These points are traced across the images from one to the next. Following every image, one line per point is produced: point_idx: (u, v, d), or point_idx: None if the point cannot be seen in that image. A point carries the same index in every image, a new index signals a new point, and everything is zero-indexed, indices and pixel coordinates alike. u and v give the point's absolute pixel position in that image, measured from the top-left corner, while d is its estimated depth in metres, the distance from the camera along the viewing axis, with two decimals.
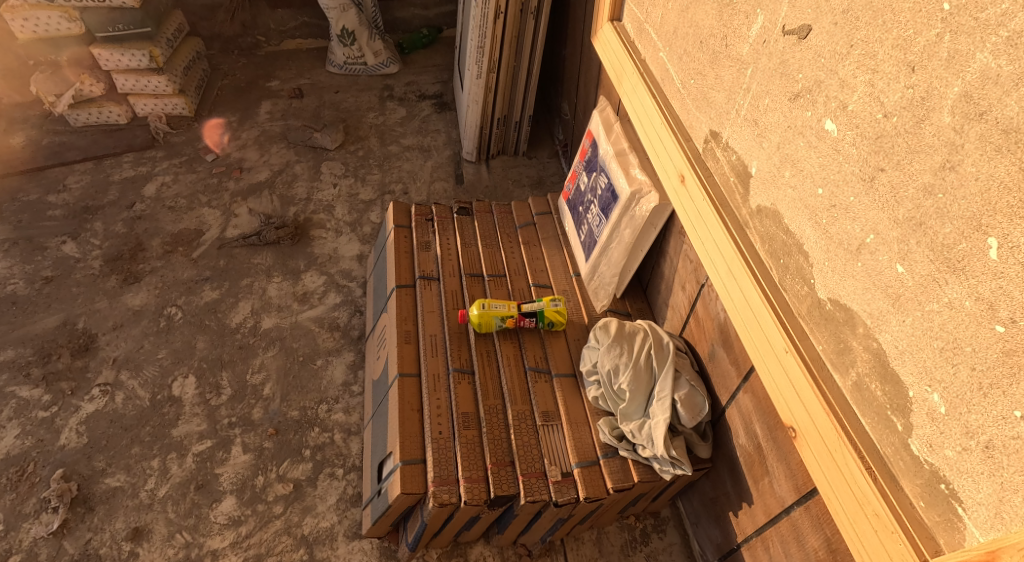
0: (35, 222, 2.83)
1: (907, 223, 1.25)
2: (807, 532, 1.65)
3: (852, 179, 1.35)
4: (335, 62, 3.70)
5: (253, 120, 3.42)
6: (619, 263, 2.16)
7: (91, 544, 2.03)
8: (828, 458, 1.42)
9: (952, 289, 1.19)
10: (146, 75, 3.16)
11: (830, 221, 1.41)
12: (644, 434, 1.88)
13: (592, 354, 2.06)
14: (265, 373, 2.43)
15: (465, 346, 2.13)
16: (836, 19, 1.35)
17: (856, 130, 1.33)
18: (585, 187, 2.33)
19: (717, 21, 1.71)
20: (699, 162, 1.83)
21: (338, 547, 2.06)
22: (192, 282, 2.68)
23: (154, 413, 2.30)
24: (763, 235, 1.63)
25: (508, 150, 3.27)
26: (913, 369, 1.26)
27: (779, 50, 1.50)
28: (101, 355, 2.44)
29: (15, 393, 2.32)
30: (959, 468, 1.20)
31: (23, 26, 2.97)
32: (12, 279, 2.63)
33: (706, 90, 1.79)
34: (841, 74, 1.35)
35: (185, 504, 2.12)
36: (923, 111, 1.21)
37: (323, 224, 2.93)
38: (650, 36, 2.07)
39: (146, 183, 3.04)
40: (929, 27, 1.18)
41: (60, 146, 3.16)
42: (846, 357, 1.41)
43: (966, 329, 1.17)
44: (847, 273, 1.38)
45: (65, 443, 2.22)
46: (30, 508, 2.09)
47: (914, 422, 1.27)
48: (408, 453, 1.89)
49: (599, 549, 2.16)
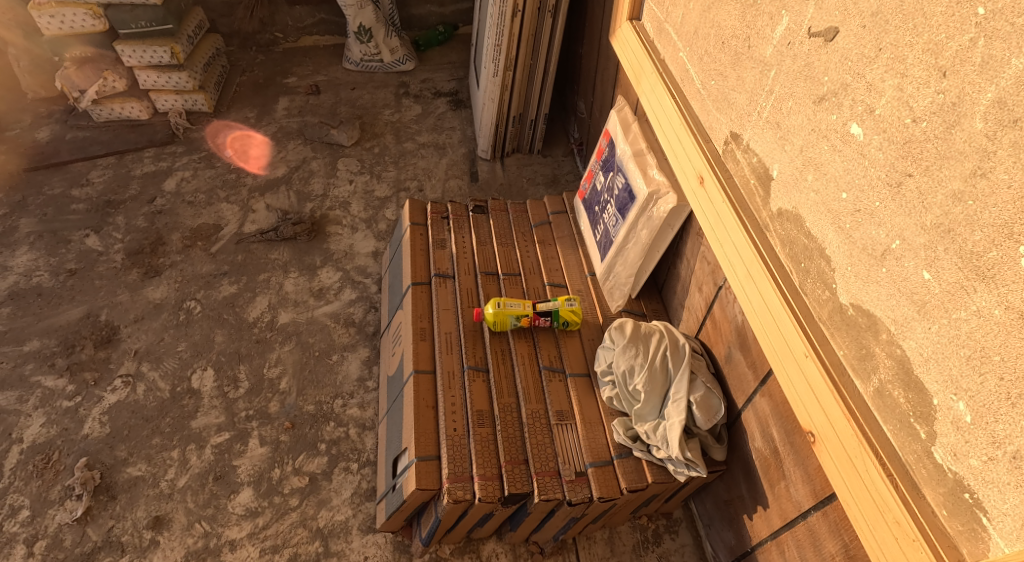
0: (60, 216, 2.88)
1: (935, 230, 1.22)
2: (825, 538, 1.63)
3: (879, 183, 1.32)
4: (352, 59, 3.69)
5: (271, 116, 3.43)
6: (636, 263, 2.14)
7: (113, 531, 2.08)
8: (849, 463, 1.40)
9: (980, 297, 1.16)
10: (168, 72, 3.19)
11: (853, 226, 1.38)
12: (659, 435, 1.87)
13: (607, 354, 2.04)
14: (281, 367, 2.46)
15: (480, 344, 2.13)
16: (864, 21, 1.32)
17: (882, 134, 1.30)
18: (601, 186, 2.31)
19: (739, 22, 1.68)
20: (719, 164, 1.80)
21: (352, 540, 2.09)
22: (211, 276, 2.71)
23: (174, 404, 2.35)
24: (783, 238, 1.60)
25: (523, 149, 3.25)
26: (938, 377, 1.23)
27: (804, 52, 1.46)
28: (123, 347, 2.48)
29: (40, 383, 2.38)
30: (984, 478, 1.17)
31: (50, 23, 2.99)
32: (37, 270, 2.68)
33: (726, 92, 1.76)
34: (868, 78, 1.32)
35: (204, 494, 2.16)
36: (953, 116, 1.18)
37: (339, 220, 2.95)
38: (669, 35, 2.04)
39: (166, 178, 3.08)
40: (961, 32, 1.15)
41: (83, 141, 3.21)
42: (867, 363, 1.38)
43: (995, 337, 1.14)
44: (870, 278, 1.35)
45: (88, 432, 2.27)
46: (55, 495, 2.14)
47: (938, 430, 1.24)
48: (423, 449, 1.91)
49: (610, 549, 2.16)
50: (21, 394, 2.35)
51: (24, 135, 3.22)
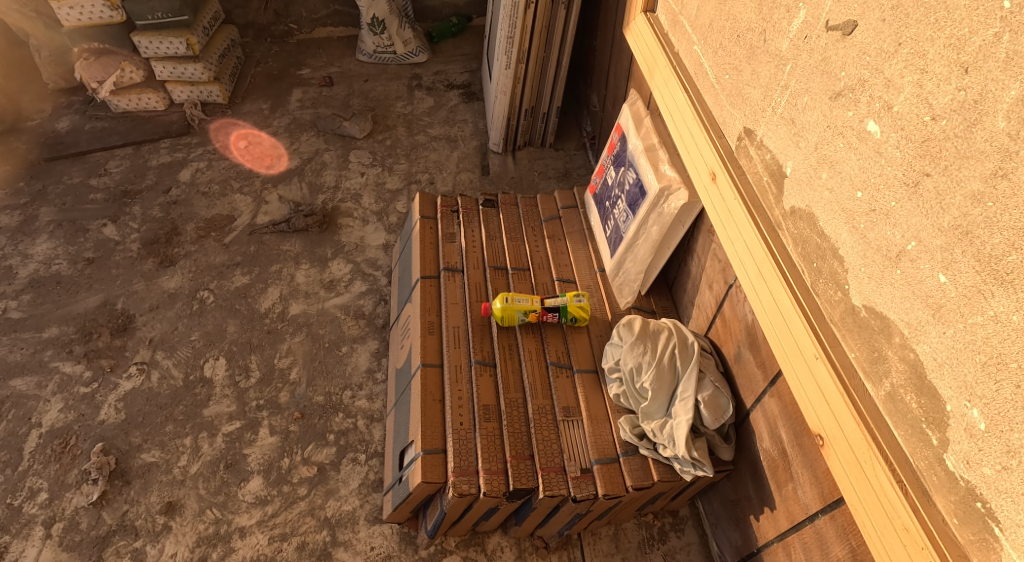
0: (78, 206, 2.93)
1: (952, 232, 1.19)
2: (832, 542, 1.60)
3: (895, 183, 1.28)
4: (365, 51, 3.70)
5: (285, 107, 3.45)
6: (646, 260, 2.11)
7: (127, 515, 2.12)
8: (857, 467, 1.38)
9: (998, 302, 1.12)
10: (183, 63, 3.22)
11: (868, 226, 1.34)
12: (665, 434, 1.85)
13: (615, 351, 2.02)
14: (292, 358, 2.48)
15: (487, 338, 2.12)
16: (884, 15, 1.28)
17: (900, 132, 1.26)
18: (612, 181, 2.28)
19: (755, 14, 1.64)
20: (732, 160, 1.76)
21: (359, 530, 2.12)
22: (224, 266, 2.74)
23: (187, 392, 2.38)
24: (796, 237, 1.56)
25: (534, 142, 3.23)
26: (952, 383, 1.20)
27: (822, 46, 1.42)
28: (138, 335, 2.52)
29: (59, 368, 2.43)
30: (997, 487, 1.14)
31: (69, 14, 3.02)
32: (56, 259, 2.73)
33: (741, 86, 1.72)
34: (886, 74, 1.28)
35: (215, 481, 2.19)
36: (975, 114, 1.14)
37: (350, 213, 2.96)
38: (683, 28, 1.99)
39: (182, 169, 3.11)
40: (986, 26, 1.11)
41: (102, 131, 3.25)
42: (879, 366, 1.35)
43: (1012, 344, 1.11)
44: (884, 280, 1.32)
45: (104, 419, 2.32)
46: (72, 479, 2.19)
47: (951, 437, 1.21)
48: (429, 443, 1.91)
49: (616, 545, 2.15)
50: (40, 379, 2.40)
51: (44, 126, 3.27)
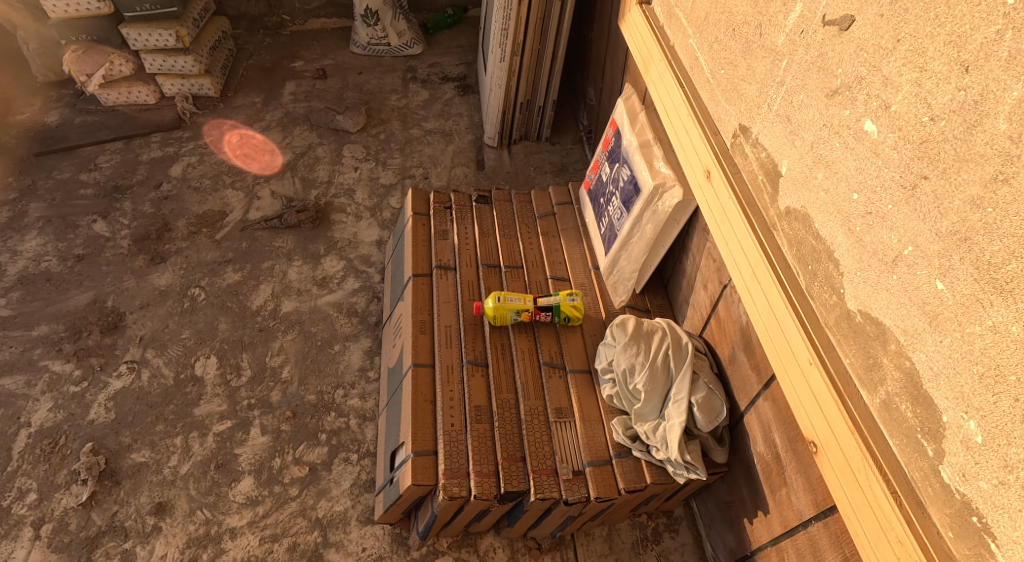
0: (68, 201, 2.91)
1: (950, 238, 1.15)
2: (826, 549, 1.58)
3: (892, 185, 1.24)
4: (359, 42, 3.65)
5: (277, 101, 3.41)
6: (640, 258, 2.08)
7: (117, 516, 2.11)
8: (851, 476, 1.35)
9: (997, 312, 1.09)
10: (173, 56, 3.18)
11: (864, 229, 1.31)
12: (658, 436, 1.83)
13: (608, 351, 1.99)
14: (283, 356, 2.46)
15: (479, 338, 2.10)
16: (882, 10, 1.23)
17: (898, 132, 1.22)
18: (607, 177, 2.24)
19: (751, 7, 1.59)
20: (727, 158, 1.72)
21: (351, 531, 2.10)
22: (216, 263, 2.72)
23: (177, 392, 2.37)
24: (791, 238, 1.52)
25: (530, 136, 3.19)
26: (948, 393, 1.17)
27: (818, 42, 1.38)
28: (129, 333, 2.50)
29: (48, 367, 2.42)
30: (994, 502, 1.11)
31: (57, 6, 2.97)
32: (46, 256, 2.72)
33: (737, 82, 1.67)
34: (884, 72, 1.24)
35: (205, 482, 2.18)
36: (975, 116, 1.10)
37: (344, 208, 2.93)
38: (679, 20, 1.94)
39: (173, 164, 3.08)
40: (988, 23, 1.07)
41: (93, 125, 3.22)
42: (875, 374, 1.32)
43: (1011, 355, 1.07)
44: (880, 284, 1.28)
45: (94, 418, 2.31)
46: (61, 480, 2.18)
47: (947, 449, 1.18)
48: (419, 444, 1.88)
49: (609, 546, 2.14)
50: (30, 378, 2.39)
51: (34, 120, 3.24)
